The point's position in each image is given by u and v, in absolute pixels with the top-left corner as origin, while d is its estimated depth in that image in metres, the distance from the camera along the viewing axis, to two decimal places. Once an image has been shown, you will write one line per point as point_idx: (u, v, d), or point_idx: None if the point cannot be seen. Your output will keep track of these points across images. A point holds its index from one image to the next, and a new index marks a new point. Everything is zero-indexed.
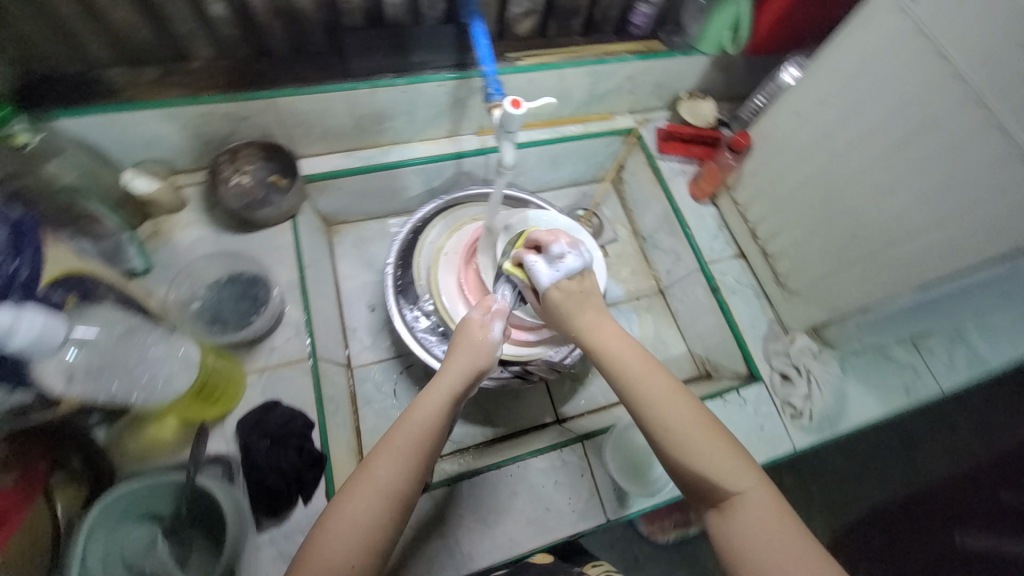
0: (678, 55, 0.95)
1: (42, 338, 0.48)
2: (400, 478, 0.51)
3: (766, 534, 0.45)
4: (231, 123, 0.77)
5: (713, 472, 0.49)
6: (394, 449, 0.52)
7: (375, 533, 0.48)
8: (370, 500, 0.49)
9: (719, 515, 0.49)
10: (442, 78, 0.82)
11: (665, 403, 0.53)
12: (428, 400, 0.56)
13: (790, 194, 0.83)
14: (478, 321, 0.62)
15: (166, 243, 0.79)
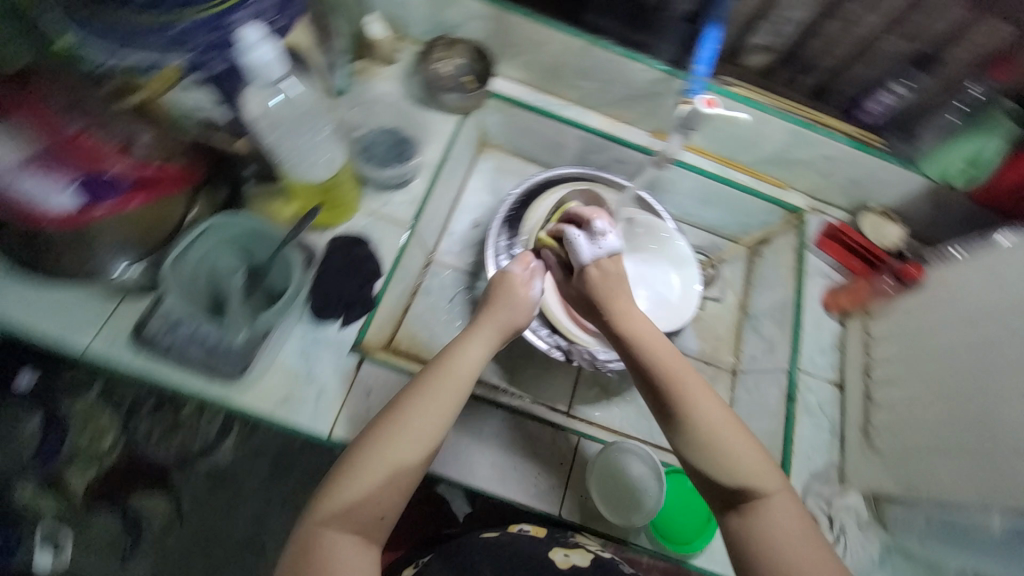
0: (893, 162, 0.87)
1: (266, 66, 0.58)
2: (433, 421, 0.60)
3: (790, 534, 0.53)
4: (467, 17, 0.87)
5: (743, 473, 0.56)
6: (428, 399, 0.60)
7: (412, 456, 0.58)
8: (405, 436, 0.58)
9: (742, 517, 0.55)
10: (654, 65, 0.85)
11: (698, 397, 0.59)
12: (460, 363, 0.63)
13: (933, 354, 0.74)
14: (519, 278, 0.71)
15: (364, 81, 0.90)
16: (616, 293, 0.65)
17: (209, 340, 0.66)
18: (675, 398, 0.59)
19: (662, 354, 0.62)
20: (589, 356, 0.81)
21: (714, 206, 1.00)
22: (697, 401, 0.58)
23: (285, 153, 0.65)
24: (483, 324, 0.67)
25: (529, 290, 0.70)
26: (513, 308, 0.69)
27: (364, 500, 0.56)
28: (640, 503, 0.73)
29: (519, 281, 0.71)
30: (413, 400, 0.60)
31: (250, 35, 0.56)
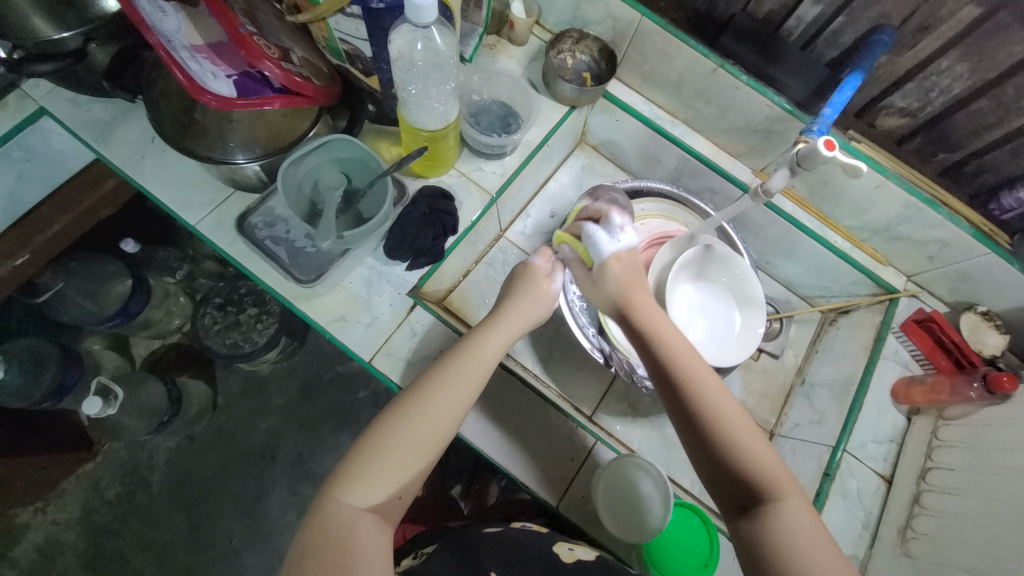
0: (1015, 267, 0.79)
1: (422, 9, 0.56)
2: (455, 404, 0.60)
3: (802, 542, 0.50)
4: (603, 16, 0.89)
5: (757, 475, 0.53)
6: (452, 383, 0.60)
7: (434, 437, 0.58)
8: (428, 418, 0.58)
9: (752, 523, 0.52)
10: (777, 102, 0.82)
11: (710, 389, 0.56)
12: (483, 351, 0.63)
13: (1007, 475, 0.67)
14: (543, 271, 0.72)
15: (489, 55, 0.95)
16: (638, 285, 0.64)
17: (297, 243, 0.74)
18: (689, 390, 0.56)
19: (679, 346, 0.59)
20: (627, 368, 0.80)
21: (798, 261, 0.98)
22: (711, 394, 0.55)
23: (407, 89, 0.68)
24: (508, 312, 0.67)
25: (551, 283, 0.71)
26: (534, 301, 0.69)
27: (384, 479, 0.55)
28: (641, 522, 0.73)
29: (542, 270, 0.72)
30: (437, 383, 0.60)
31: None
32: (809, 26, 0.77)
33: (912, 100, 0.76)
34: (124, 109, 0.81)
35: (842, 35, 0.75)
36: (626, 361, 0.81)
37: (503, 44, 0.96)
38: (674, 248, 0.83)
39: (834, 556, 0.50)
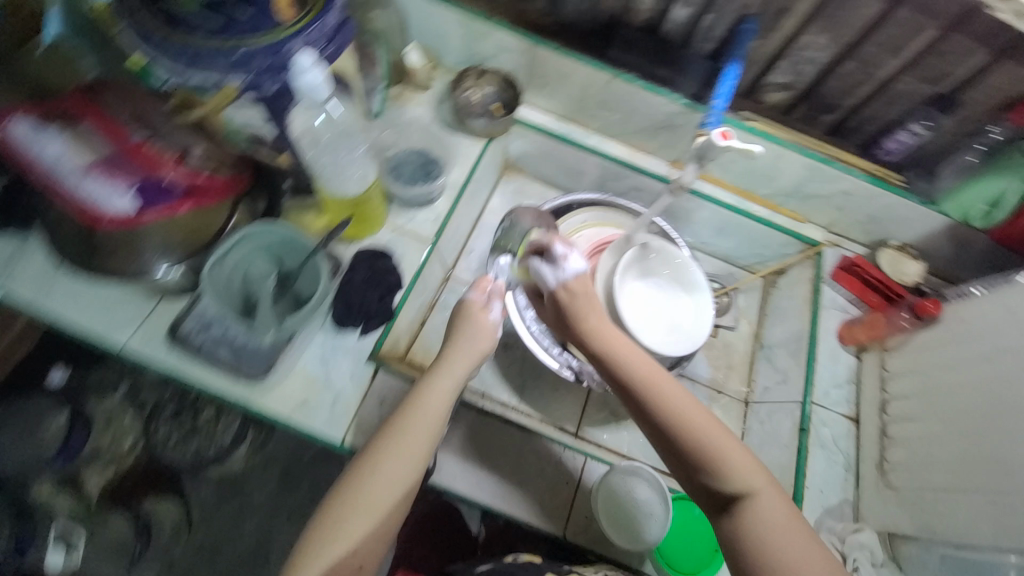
0: (914, 200, 0.88)
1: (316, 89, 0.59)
2: (410, 461, 0.61)
3: (775, 532, 0.54)
4: (497, 49, 0.93)
5: (728, 474, 0.56)
6: (405, 443, 0.61)
7: (395, 496, 0.59)
8: (387, 479, 0.59)
9: (732, 518, 0.55)
10: (675, 98, 0.88)
11: (678, 400, 0.58)
12: (432, 403, 0.63)
13: (946, 388, 0.72)
14: (478, 303, 0.70)
15: (398, 106, 0.95)
16: (591, 311, 0.65)
17: (236, 342, 0.70)
18: (653, 403, 0.59)
19: (635, 365, 0.61)
20: (600, 377, 0.81)
21: (729, 236, 1.04)
22: (672, 405, 0.58)
23: (320, 163, 0.70)
24: (456, 351, 0.66)
25: (488, 314, 0.69)
26: (480, 336, 0.68)
27: (337, 539, 0.57)
28: (647, 525, 0.74)
29: (481, 304, 0.70)
30: (391, 444, 0.61)
31: (305, 57, 0.58)
32: (685, 26, 0.83)
33: (790, 74, 0.83)
34: (16, 242, 0.71)
35: (713, 28, 0.82)
36: (599, 371, 0.82)
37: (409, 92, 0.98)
38: (614, 253, 0.87)
39: (807, 544, 0.53)
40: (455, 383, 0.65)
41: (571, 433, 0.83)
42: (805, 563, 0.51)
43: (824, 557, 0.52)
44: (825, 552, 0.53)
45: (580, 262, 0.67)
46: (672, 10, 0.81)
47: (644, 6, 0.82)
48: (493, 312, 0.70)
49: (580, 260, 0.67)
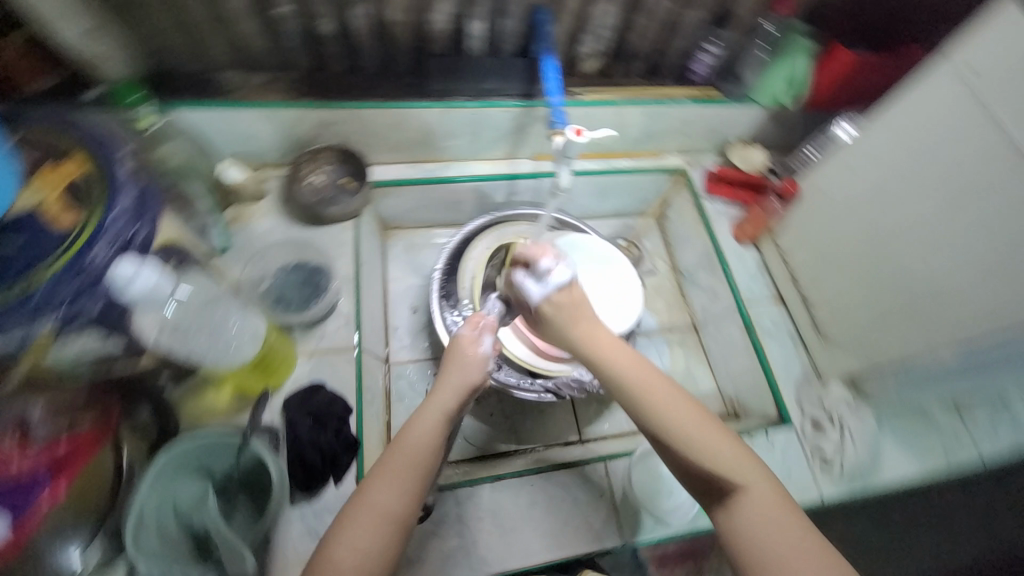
0: (735, 104, 0.98)
1: (154, 293, 0.54)
2: (396, 501, 0.54)
3: (766, 526, 0.51)
4: (320, 126, 0.86)
5: (714, 471, 0.54)
6: (393, 478, 0.54)
7: (375, 547, 0.51)
8: (366, 521, 0.52)
9: (724, 513, 0.53)
10: (510, 105, 0.89)
11: (666, 406, 0.57)
12: (420, 434, 0.57)
13: (834, 242, 0.85)
14: (468, 337, 0.65)
15: (244, 228, 0.86)
16: (578, 322, 0.63)
17: None
18: (640, 407, 0.58)
19: (623, 372, 0.59)
20: (575, 382, 0.84)
21: (612, 196, 1.11)
22: (657, 409, 0.57)
23: (198, 353, 0.64)
24: (446, 376, 0.62)
25: (478, 346, 0.64)
26: (469, 367, 0.63)
27: None
28: (683, 496, 0.75)
29: (471, 337, 0.65)
30: (378, 478, 0.54)
31: (125, 267, 0.52)
32: (485, 36, 0.84)
33: (592, 43, 0.89)
34: None
35: (513, 29, 0.84)
36: (572, 376, 0.84)
37: (248, 208, 0.87)
38: None
39: (803, 538, 0.50)
40: (447, 408, 0.59)
41: (579, 442, 0.92)
42: (796, 557, 0.48)
43: (822, 551, 0.49)
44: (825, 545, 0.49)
45: (564, 273, 0.63)
46: (470, 26, 0.82)
47: (439, 32, 0.82)
48: (484, 344, 0.66)
49: (565, 271, 0.63)
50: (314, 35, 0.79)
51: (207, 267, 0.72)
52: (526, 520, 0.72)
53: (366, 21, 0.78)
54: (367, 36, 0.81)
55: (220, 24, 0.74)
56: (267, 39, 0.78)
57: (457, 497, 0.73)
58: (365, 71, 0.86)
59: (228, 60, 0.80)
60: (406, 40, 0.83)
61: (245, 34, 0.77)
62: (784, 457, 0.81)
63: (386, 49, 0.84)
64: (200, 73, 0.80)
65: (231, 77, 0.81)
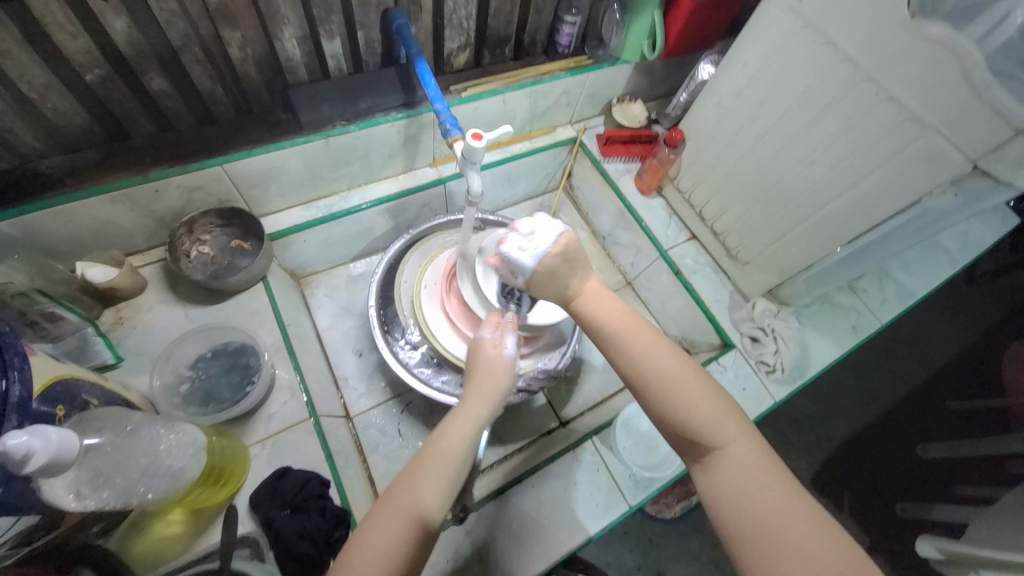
0: (608, 66, 1.01)
1: (57, 458, 0.41)
2: (423, 496, 0.51)
3: (744, 484, 0.48)
4: (186, 194, 0.76)
5: (696, 426, 0.52)
6: (421, 473, 0.53)
7: (396, 549, 0.47)
8: (391, 518, 0.49)
9: (703, 468, 0.52)
10: (392, 119, 0.83)
11: (650, 358, 0.56)
12: (448, 435, 0.56)
13: (726, 175, 0.93)
14: (488, 341, 0.67)
15: (132, 330, 0.76)
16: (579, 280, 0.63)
17: None
18: (623, 355, 0.58)
19: (611, 325, 0.60)
20: (541, 372, 0.87)
21: (517, 180, 1.15)
22: (643, 355, 0.56)
23: (139, 494, 0.50)
24: (473, 385, 0.63)
25: (501, 350, 0.66)
26: (493, 373, 0.64)
27: None
28: (666, 446, 0.81)
29: (491, 342, 0.67)
30: (407, 476, 0.53)
31: (17, 440, 0.38)
32: (345, 53, 0.79)
33: (458, 37, 0.87)
34: None
35: (371, 40, 0.79)
36: (536, 369, 0.87)
37: (128, 306, 0.77)
38: (466, 275, 0.81)
39: (789, 501, 0.47)
40: (475, 416, 0.60)
41: (561, 426, 0.96)
42: (773, 519, 0.45)
43: (805, 513, 0.46)
44: (809, 507, 0.46)
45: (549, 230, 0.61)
46: (324, 46, 0.75)
47: (294, 60, 0.75)
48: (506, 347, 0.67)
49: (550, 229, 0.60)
50: (146, 93, 0.68)
51: (112, 390, 0.61)
52: (539, 521, 0.73)
53: (204, 67, 0.69)
54: (210, 81, 0.71)
55: (21, 107, 0.61)
56: (88, 112, 0.66)
57: (466, 525, 0.71)
58: (222, 120, 0.77)
59: (45, 146, 0.67)
60: (259, 76, 0.75)
61: (56, 113, 0.64)
62: (735, 376, 0.91)
63: (238, 91, 0.75)
64: (17, 170, 0.67)
65: (55, 166, 0.69)
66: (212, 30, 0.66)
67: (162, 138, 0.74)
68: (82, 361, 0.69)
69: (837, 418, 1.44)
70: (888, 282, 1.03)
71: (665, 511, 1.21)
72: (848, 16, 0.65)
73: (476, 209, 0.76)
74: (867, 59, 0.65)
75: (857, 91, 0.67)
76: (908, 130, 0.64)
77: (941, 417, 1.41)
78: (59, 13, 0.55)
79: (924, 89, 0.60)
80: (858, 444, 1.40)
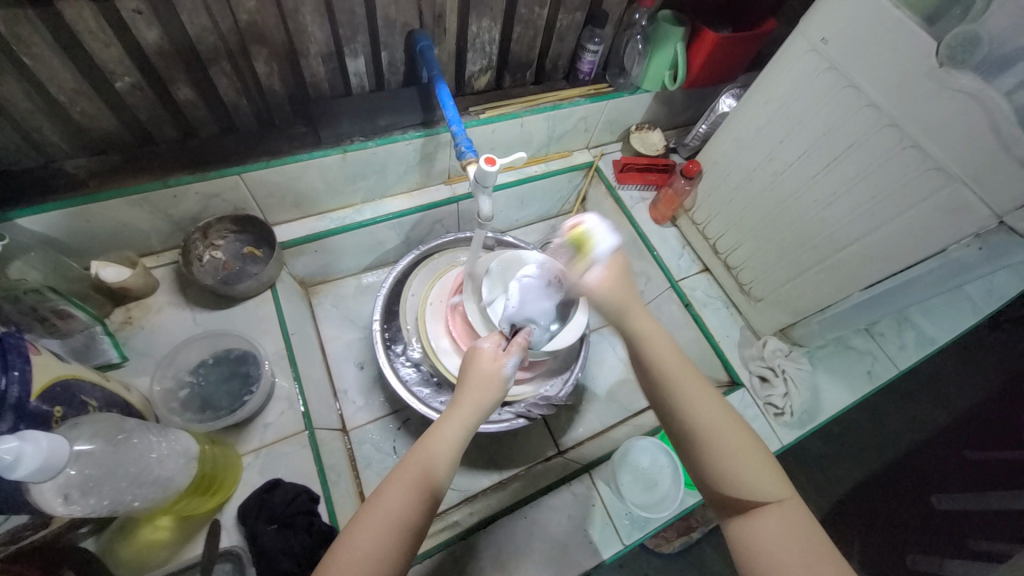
0: (628, 94, 1.02)
1: (46, 465, 0.41)
2: (411, 507, 0.47)
3: (791, 548, 0.45)
4: (202, 200, 0.77)
5: (743, 481, 0.48)
6: (409, 481, 0.48)
7: (384, 563, 0.44)
8: (379, 528, 0.45)
9: (746, 522, 0.48)
10: (409, 137, 0.85)
11: (705, 409, 0.52)
12: (440, 442, 0.51)
13: (741, 210, 0.92)
14: (488, 353, 0.58)
15: (139, 330, 0.77)
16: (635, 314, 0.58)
17: None
18: (670, 402, 0.53)
19: (666, 367, 0.55)
20: (541, 399, 0.86)
21: (531, 202, 1.15)
22: (695, 406, 0.52)
23: (132, 504, 0.51)
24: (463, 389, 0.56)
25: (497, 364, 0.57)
26: (485, 383, 0.56)
27: None
28: (665, 484, 0.80)
29: (492, 354, 0.58)
30: (395, 482, 0.48)
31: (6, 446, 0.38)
32: (367, 71, 0.80)
33: (479, 60, 0.88)
34: None
35: (394, 60, 0.80)
36: (536, 396, 0.86)
37: (138, 306, 0.79)
38: (472, 296, 0.80)
39: (839, 571, 0.43)
40: (466, 424, 0.53)
41: (558, 454, 0.94)
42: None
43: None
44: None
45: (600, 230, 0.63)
46: (348, 63, 0.77)
47: (317, 76, 0.76)
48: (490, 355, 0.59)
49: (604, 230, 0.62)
50: (172, 101, 0.70)
51: (113, 390, 0.62)
52: (529, 554, 0.70)
53: (229, 79, 0.70)
54: (234, 93, 0.73)
55: (52, 110, 0.64)
56: (114, 117, 0.68)
57: (454, 553, 0.69)
58: (244, 130, 0.79)
59: (72, 147, 0.69)
60: (283, 89, 0.76)
61: (84, 116, 0.66)
62: (741, 415, 0.88)
63: (262, 103, 0.77)
64: (43, 168, 0.69)
65: (80, 167, 0.71)
66: (240, 44, 0.67)
67: (184, 144, 0.76)
68: (87, 358, 0.70)
69: (848, 462, 1.39)
70: (908, 328, 1.00)
71: (664, 546, 1.19)
72: (873, 60, 0.64)
73: (485, 230, 0.77)
74: (891, 105, 0.64)
75: (880, 136, 0.66)
76: (931, 179, 0.62)
77: (961, 468, 1.35)
78: (93, 22, 0.57)
79: (949, 139, 0.59)
80: (874, 491, 1.33)
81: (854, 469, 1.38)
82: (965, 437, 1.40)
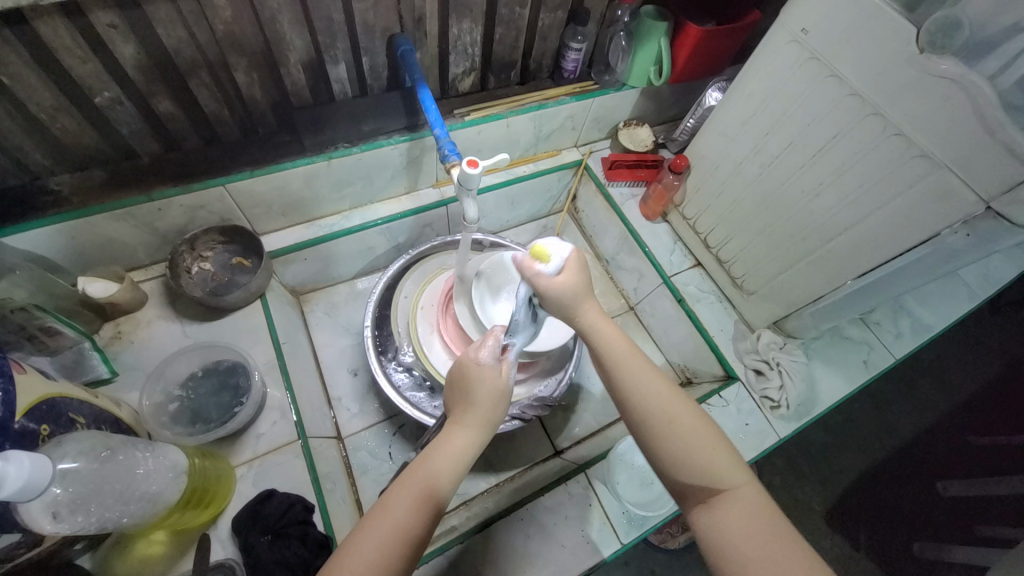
0: (615, 90, 1.01)
1: (30, 483, 0.41)
2: (414, 517, 0.47)
3: (751, 534, 0.45)
4: (188, 212, 0.77)
5: (700, 468, 0.49)
6: (413, 492, 0.48)
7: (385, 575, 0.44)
8: (383, 537, 0.45)
9: (707, 512, 0.48)
10: (394, 141, 0.85)
11: (656, 398, 0.53)
12: (445, 457, 0.52)
13: (731, 204, 0.91)
14: (493, 368, 0.56)
15: (129, 345, 0.77)
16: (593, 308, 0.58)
17: None
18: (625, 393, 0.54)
19: (621, 359, 0.55)
20: (535, 400, 0.86)
21: (521, 202, 1.15)
22: (649, 397, 0.53)
23: (121, 520, 0.51)
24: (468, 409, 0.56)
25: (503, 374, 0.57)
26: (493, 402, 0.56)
27: None
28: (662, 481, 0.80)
29: (497, 367, 0.57)
30: (400, 492, 0.48)
31: None
32: (349, 78, 0.80)
33: (462, 62, 0.87)
34: None
35: (376, 65, 0.80)
36: (529, 397, 0.86)
37: (127, 321, 0.79)
38: (462, 299, 0.80)
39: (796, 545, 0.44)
40: (470, 441, 0.54)
41: (556, 455, 0.94)
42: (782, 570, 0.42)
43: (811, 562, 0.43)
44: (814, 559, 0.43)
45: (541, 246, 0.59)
46: (329, 70, 0.76)
47: (299, 84, 0.76)
48: (554, 268, 0.56)
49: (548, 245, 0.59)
50: (153, 114, 0.70)
51: (102, 406, 0.61)
52: (526, 557, 0.70)
53: (210, 90, 0.70)
54: (216, 104, 0.72)
55: (32, 128, 0.63)
56: (95, 133, 0.68)
57: (451, 558, 0.69)
58: (228, 141, 0.79)
59: (54, 165, 0.69)
60: (265, 99, 0.76)
61: (65, 133, 0.66)
62: (738, 409, 0.88)
63: (244, 113, 0.77)
64: (27, 186, 0.69)
65: (64, 184, 0.71)
66: (219, 55, 0.67)
67: (168, 157, 0.76)
68: (76, 375, 0.70)
69: (854, 451, 1.36)
70: (904, 316, 0.99)
71: (669, 541, 1.19)
72: (854, 49, 0.63)
73: (472, 233, 0.77)
74: (874, 94, 0.63)
75: (864, 125, 0.66)
76: (917, 166, 0.61)
77: (963, 453, 1.35)
78: (69, 38, 0.57)
79: (933, 124, 0.58)
80: (879, 481, 1.32)
81: (860, 458, 1.35)
82: (967, 421, 1.40)
